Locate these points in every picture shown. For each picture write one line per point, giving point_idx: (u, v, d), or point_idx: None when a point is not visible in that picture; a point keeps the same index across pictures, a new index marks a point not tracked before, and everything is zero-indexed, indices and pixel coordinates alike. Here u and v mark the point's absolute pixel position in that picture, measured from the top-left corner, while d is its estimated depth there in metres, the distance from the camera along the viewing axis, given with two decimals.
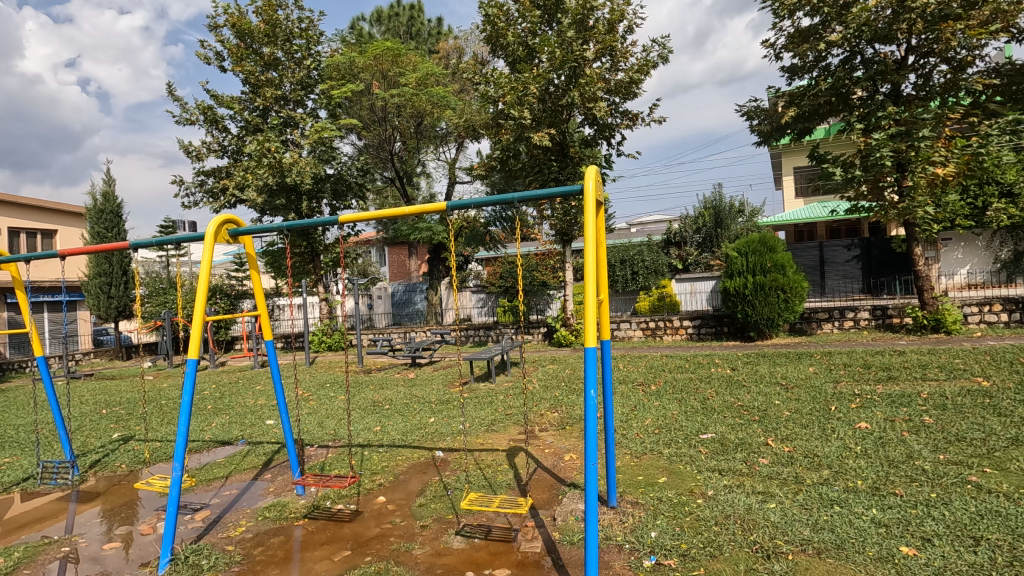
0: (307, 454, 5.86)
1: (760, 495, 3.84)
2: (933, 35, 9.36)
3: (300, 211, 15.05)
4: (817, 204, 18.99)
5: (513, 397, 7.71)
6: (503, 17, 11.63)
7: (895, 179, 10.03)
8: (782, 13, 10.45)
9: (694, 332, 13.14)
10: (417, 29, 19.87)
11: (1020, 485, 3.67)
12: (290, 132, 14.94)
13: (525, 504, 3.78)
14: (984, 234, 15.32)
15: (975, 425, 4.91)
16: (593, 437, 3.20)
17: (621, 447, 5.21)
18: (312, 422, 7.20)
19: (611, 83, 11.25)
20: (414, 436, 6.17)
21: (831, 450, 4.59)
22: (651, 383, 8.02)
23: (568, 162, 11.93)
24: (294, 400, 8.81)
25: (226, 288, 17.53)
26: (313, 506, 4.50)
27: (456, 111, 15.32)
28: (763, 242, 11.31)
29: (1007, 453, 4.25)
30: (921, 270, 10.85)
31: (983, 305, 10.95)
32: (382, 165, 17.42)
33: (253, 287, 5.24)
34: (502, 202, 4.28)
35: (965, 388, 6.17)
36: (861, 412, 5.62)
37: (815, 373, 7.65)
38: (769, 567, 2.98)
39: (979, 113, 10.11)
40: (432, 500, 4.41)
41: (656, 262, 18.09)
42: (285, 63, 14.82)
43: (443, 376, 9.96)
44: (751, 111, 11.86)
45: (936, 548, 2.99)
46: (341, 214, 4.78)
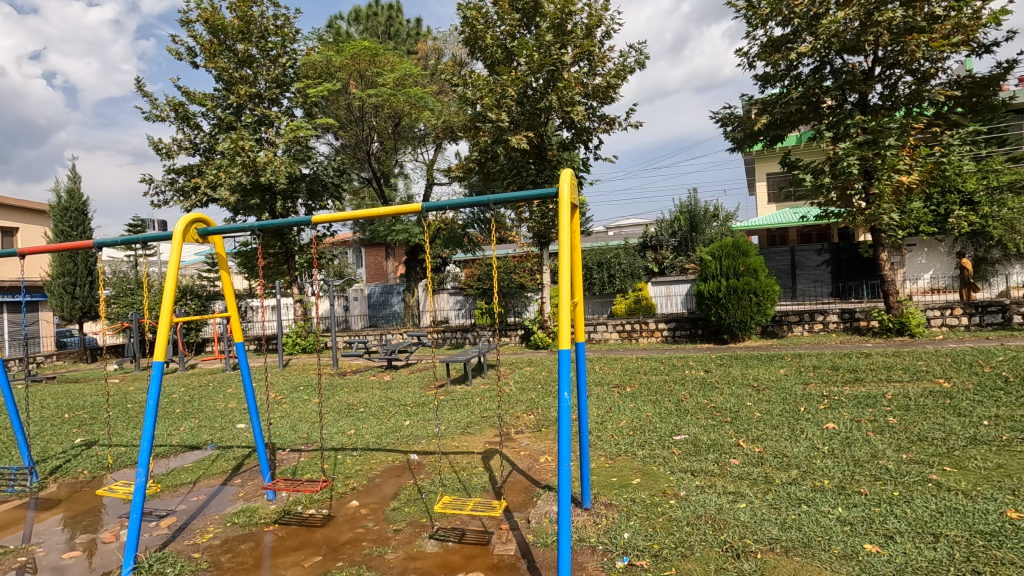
0: (279, 458, 5.76)
1: (731, 495, 3.90)
2: (899, 47, 9.67)
3: (274, 211, 14.82)
4: (789, 210, 19.42)
5: (489, 399, 7.71)
6: (481, 20, 11.62)
7: (862, 187, 10.32)
8: (755, 22, 10.68)
9: (669, 334, 13.29)
10: (395, 29, 19.80)
11: (977, 483, 3.80)
12: (264, 130, 14.71)
13: (499, 506, 3.77)
14: (947, 239, 15.94)
15: (937, 425, 5.08)
16: (566, 440, 3.21)
17: (595, 449, 5.25)
18: (284, 425, 7.08)
19: (589, 87, 11.32)
20: (389, 439, 6.12)
21: (800, 450, 4.69)
22: (626, 385, 8.09)
23: (546, 165, 11.98)
24: (266, 403, 8.66)
25: (196, 288, 17.14)
26: (284, 512, 4.42)
27: (434, 112, 15.25)
28: (736, 247, 11.50)
29: (965, 452, 4.40)
30: (887, 275, 11.17)
31: (944, 309, 11.34)
32: (359, 166, 17.28)
33: (223, 288, 5.12)
34: (479, 204, 4.26)
35: (927, 389, 6.41)
36: (829, 412, 5.77)
37: (786, 374, 7.84)
38: (738, 566, 3.03)
39: (942, 123, 10.47)
40: (406, 504, 4.38)
41: (632, 265, 18.28)
42: (259, 60, 14.59)
43: (419, 378, 9.89)
44: (725, 118, 12.06)
45: (897, 544, 3.07)
46: (316, 214, 4.71)
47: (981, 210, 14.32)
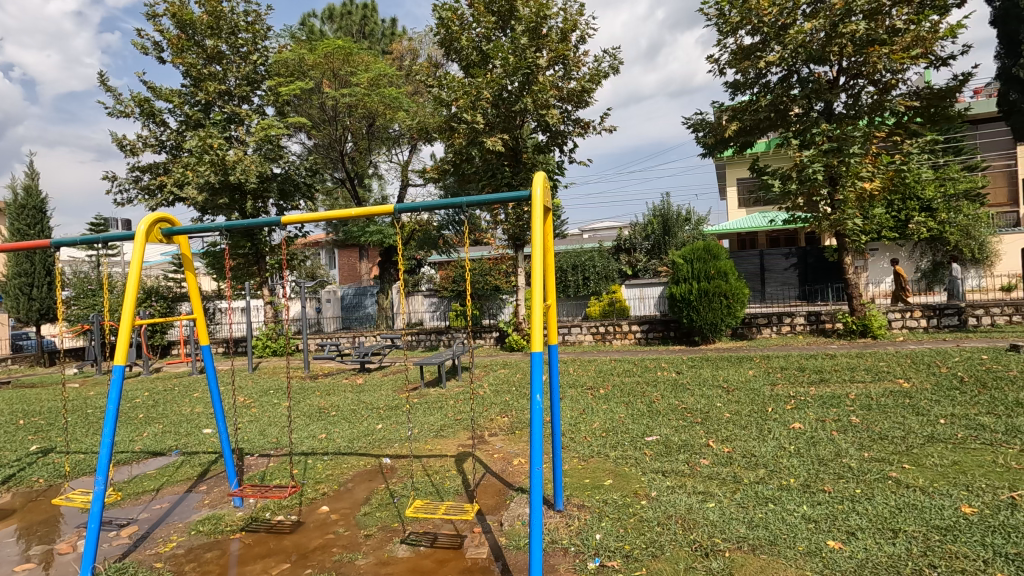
0: (247, 463, 5.63)
1: (700, 495, 3.96)
2: (862, 58, 9.98)
3: (244, 210, 14.51)
4: (758, 214, 19.85)
5: (463, 402, 7.68)
6: (457, 21, 11.60)
7: (828, 193, 10.62)
8: (726, 31, 10.89)
9: (642, 336, 13.44)
10: (370, 29, 19.63)
11: (934, 480, 3.95)
12: (234, 129, 14.40)
13: (471, 510, 3.75)
14: (907, 244, 16.19)
15: (897, 424, 5.25)
16: (539, 442, 3.21)
17: (568, 451, 5.27)
18: (252, 430, 6.92)
19: (564, 91, 11.40)
20: (361, 443, 6.04)
21: (767, 450, 4.79)
22: (600, 387, 8.14)
23: (521, 167, 12.04)
24: (234, 407, 8.45)
25: (162, 289, 16.64)
26: (251, 519, 4.32)
27: (409, 113, 15.14)
28: (707, 250, 11.71)
29: (923, 450, 4.57)
30: (851, 278, 11.52)
31: (905, 311, 11.75)
32: (332, 166, 17.06)
33: (189, 290, 4.99)
34: (452, 206, 4.24)
35: (888, 389, 6.62)
36: (795, 412, 5.92)
37: (754, 375, 8.01)
38: (706, 565, 3.08)
39: (903, 133, 10.85)
40: (377, 508, 4.32)
41: (606, 268, 18.43)
42: (229, 56, 14.27)
43: (393, 381, 9.79)
44: (697, 124, 12.26)
45: (859, 540, 3.17)
46: (287, 214, 4.63)
47: (940, 216, 15.07)
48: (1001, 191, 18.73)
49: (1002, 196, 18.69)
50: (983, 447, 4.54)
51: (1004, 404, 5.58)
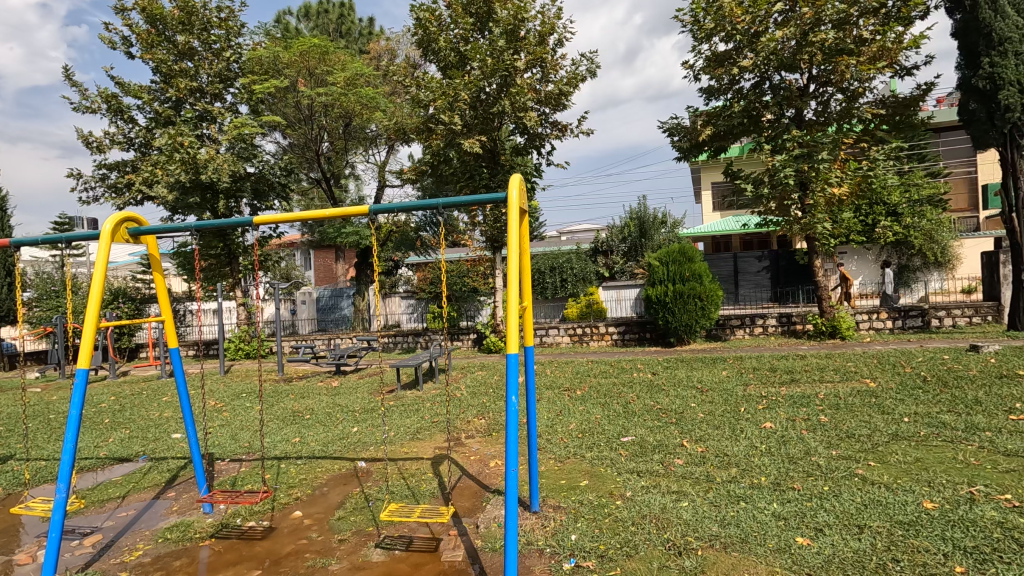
0: (217, 469, 5.51)
1: (673, 494, 4.01)
2: (831, 67, 10.26)
3: (216, 210, 14.19)
4: (731, 218, 20.22)
5: (440, 404, 7.64)
6: (435, 22, 11.55)
7: (798, 198, 10.88)
8: (700, 37, 11.08)
9: (618, 338, 13.55)
10: (347, 28, 19.47)
11: (898, 476, 4.07)
12: (206, 126, 14.10)
13: (447, 512, 3.74)
14: (874, 248, 16.65)
15: (863, 423, 5.39)
16: (514, 444, 3.21)
17: (545, 452, 5.29)
18: (224, 434, 6.77)
19: (541, 94, 11.44)
20: (335, 447, 5.95)
21: (740, 449, 4.87)
22: (577, 389, 8.20)
23: (498, 169, 12.04)
24: (204, 411, 8.25)
25: (130, 291, 16.18)
26: (222, 525, 4.24)
27: (386, 113, 15.03)
28: (682, 253, 11.89)
29: (887, 448, 4.70)
30: (820, 281, 11.82)
31: (871, 312, 12.09)
32: (308, 166, 16.84)
33: (157, 292, 4.87)
34: (428, 207, 4.22)
35: (855, 389, 6.80)
36: (767, 412, 6.03)
37: (727, 376, 8.13)
38: (680, 563, 3.12)
39: (870, 139, 11.16)
40: (351, 513, 4.27)
41: (584, 270, 18.53)
42: (201, 53, 13.96)
43: (369, 383, 9.69)
44: (672, 128, 12.42)
45: (826, 537, 3.24)
46: (260, 214, 4.55)
47: (904, 220, 15.59)
48: (962, 197, 19.39)
49: (963, 202, 19.35)
50: (944, 445, 4.70)
51: (965, 403, 5.77)
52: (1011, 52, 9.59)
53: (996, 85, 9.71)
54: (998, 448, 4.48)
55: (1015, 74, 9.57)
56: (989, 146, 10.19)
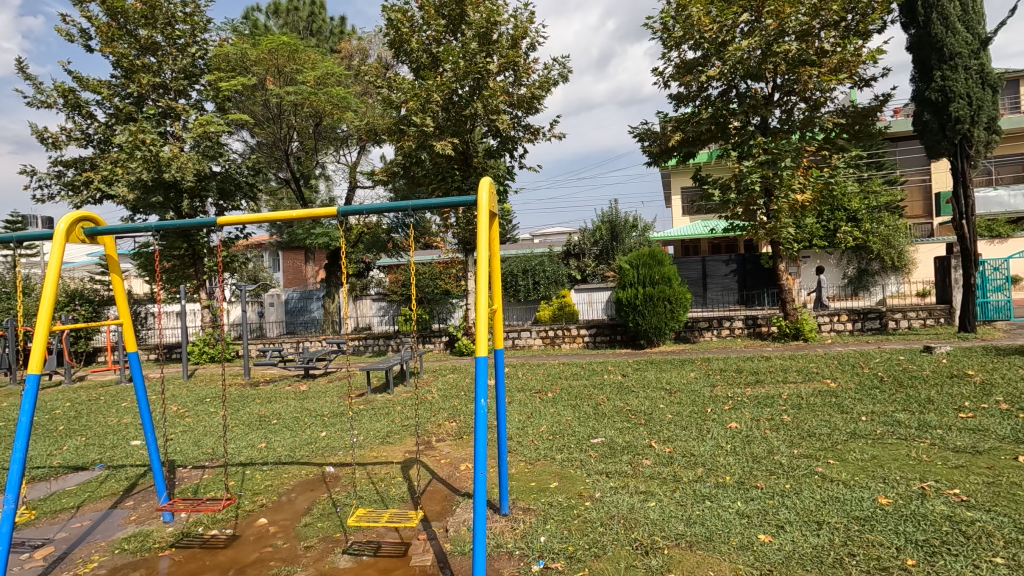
0: (179, 476, 5.35)
1: (641, 495, 4.07)
2: (794, 77, 10.58)
3: (180, 210, 13.78)
4: (700, 222, 20.60)
5: (411, 407, 7.59)
6: (407, 23, 11.47)
7: (764, 203, 11.16)
8: (670, 45, 11.29)
9: (590, 340, 13.66)
10: (318, 26, 19.32)
11: (855, 474, 4.21)
12: (169, 124, 13.71)
13: (416, 516, 3.72)
14: (835, 252, 17.09)
15: (823, 422, 5.56)
16: (483, 446, 3.21)
17: (515, 455, 5.29)
18: (186, 440, 6.58)
19: (514, 97, 11.48)
20: (303, 452, 5.85)
21: (706, 449, 4.98)
22: (548, 391, 8.23)
23: (471, 171, 12.01)
24: (166, 417, 7.99)
25: (87, 293, 15.59)
26: (183, 534, 4.12)
27: (358, 114, 14.85)
28: (652, 256, 12.07)
29: (846, 445, 4.87)
30: (784, 284, 12.16)
31: (833, 315, 12.49)
32: (276, 165, 16.54)
33: (116, 294, 4.71)
34: (397, 210, 4.19)
35: (817, 389, 7.02)
36: (732, 412, 6.17)
37: (695, 377, 8.29)
38: (646, 563, 3.16)
39: (830, 148, 11.51)
40: (318, 519, 4.20)
41: (556, 272, 18.61)
42: (165, 48, 13.56)
43: (339, 387, 9.53)
44: (643, 133, 12.60)
45: (787, 533, 3.33)
46: (225, 214, 4.46)
47: (864, 226, 16.18)
48: (917, 204, 20.16)
49: (918, 209, 20.14)
50: (899, 442, 4.88)
51: (919, 402, 6.00)
52: (961, 66, 10.08)
53: (947, 97, 10.19)
54: (948, 445, 4.67)
55: (965, 87, 10.08)
56: (941, 155, 10.61)
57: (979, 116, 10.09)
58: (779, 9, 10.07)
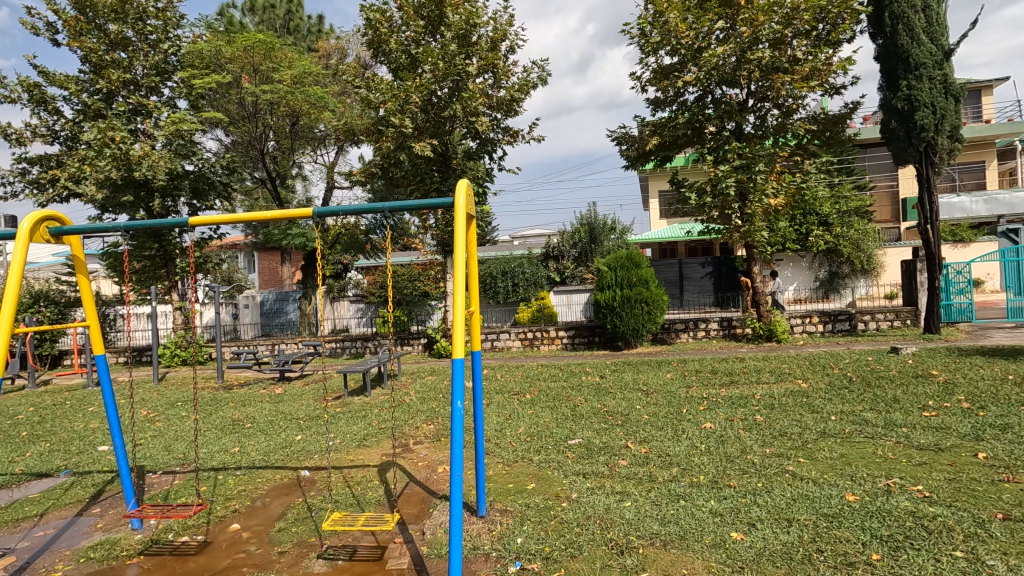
0: (148, 482, 5.23)
1: (617, 495, 4.11)
2: (767, 84, 10.83)
3: (151, 209, 13.45)
4: (677, 225, 20.89)
5: (388, 410, 7.54)
6: (386, 24, 11.41)
7: (738, 207, 11.38)
8: (647, 50, 11.44)
9: (568, 342, 13.72)
10: (295, 24, 19.10)
11: (824, 471, 4.32)
12: (140, 121, 13.38)
13: (392, 520, 3.70)
14: (807, 255, 17.52)
15: (794, 421, 5.68)
16: (459, 448, 3.20)
17: (493, 456, 5.30)
18: (156, 445, 6.43)
19: (493, 99, 11.49)
20: (278, 456, 5.77)
21: (681, 449, 5.05)
22: (527, 392, 8.25)
23: (449, 173, 11.97)
24: (135, 422, 7.79)
25: (53, 294, 15.11)
26: (152, 541, 4.02)
27: (335, 114, 14.71)
28: (630, 258, 12.22)
29: (816, 444, 4.99)
30: (758, 287, 12.39)
31: (805, 317, 12.79)
32: (251, 165, 16.28)
33: (82, 296, 4.58)
34: (375, 210, 4.16)
35: (789, 389, 7.17)
36: (707, 413, 6.29)
37: (671, 378, 8.40)
38: (621, 563, 3.19)
39: (802, 153, 11.76)
40: (293, 524, 4.15)
41: (536, 274, 18.64)
42: (136, 43, 13.24)
43: (315, 390, 9.42)
44: (621, 137, 12.74)
45: (758, 531, 3.41)
46: (197, 214, 4.38)
47: (834, 230, 16.62)
48: (886, 209, 20.76)
49: (886, 213, 20.71)
50: (866, 441, 5.02)
51: (885, 402, 6.17)
52: (925, 76, 10.43)
53: (912, 106, 10.52)
54: (912, 442, 4.82)
55: (929, 96, 10.43)
56: (907, 162, 10.95)
57: (942, 125, 10.44)
58: (753, 17, 10.28)
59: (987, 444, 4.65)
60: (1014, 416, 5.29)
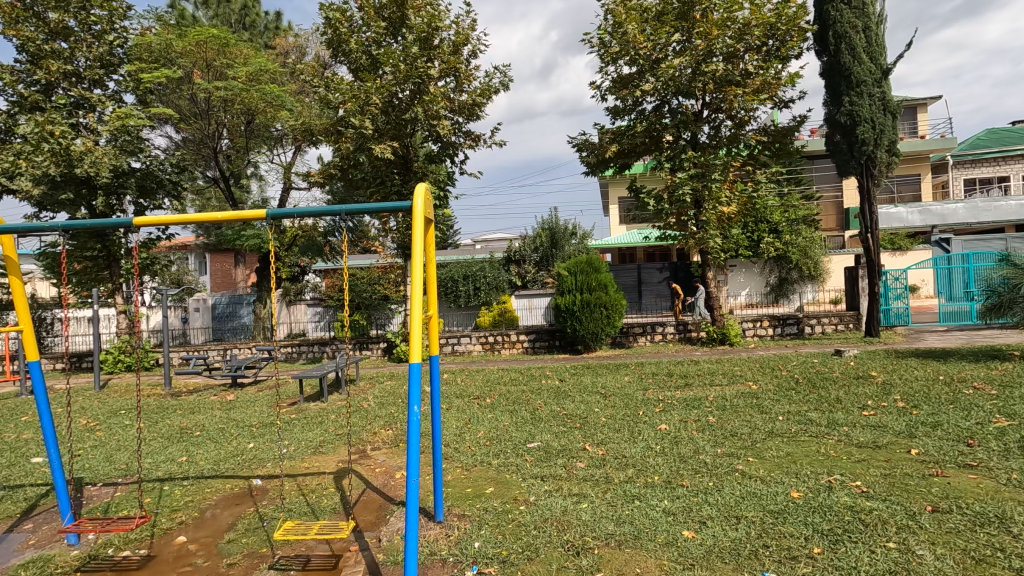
0: (87, 495, 4.96)
1: (575, 497, 4.17)
2: (721, 96, 11.22)
3: (93, 207, 12.79)
4: (636, 231, 21.37)
5: (345, 416, 7.40)
6: (346, 23, 11.24)
7: (694, 214, 11.73)
8: (607, 59, 11.66)
9: (529, 346, 13.80)
10: (251, 20, 18.64)
11: (771, 469, 4.50)
12: (83, 115, 12.73)
13: (347, 527, 3.64)
14: (759, 261, 18.18)
15: (745, 422, 5.89)
16: (416, 454, 3.18)
17: (452, 461, 5.28)
18: (96, 456, 6.10)
19: (455, 103, 11.47)
20: (228, 465, 5.57)
21: (637, 450, 5.17)
22: (487, 397, 8.24)
23: (410, 176, 11.88)
24: (73, 432, 7.37)
25: None
26: (89, 557, 3.82)
27: (293, 113, 14.37)
28: (589, 263, 12.43)
29: (764, 443, 5.18)
30: (712, 291, 12.77)
31: (756, 321, 13.26)
32: (203, 163, 15.71)
33: (14, 298, 4.31)
34: (333, 213, 4.10)
35: (740, 391, 7.42)
36: (662, 414, 6.45)
37: (629, 381, 8.56)
38: (577, 563, 3.24)
39: (754, 164, 12.20)
40: (243, 534, 4.02)
41: (497, 278, 18.43)
42: (78, 34, 12.61)
43: (269, 396, 9.15)
44: (581, 144, 12.95)
45: (709, 529, 3.51)
46: (142, 215, 4.20)
47: (784, 237, 17.31)
48: (831, 218, 21.77)
49: (832, 222, 21.72)
50: (811, 439, 5.25)
51: (829, 402, 6.47)
52: (865, 93, 11.02)
53: (854, 121, 11.10)
54: (853, 441, 5.07)
55: (869, 113, 11.04)
56: (850, 174, 11.52)
57: (881, 140, 11.06)
58: (707, 30, 10.63)
59: (920, 441, 4.94)
60: (943, 414, 5.63)
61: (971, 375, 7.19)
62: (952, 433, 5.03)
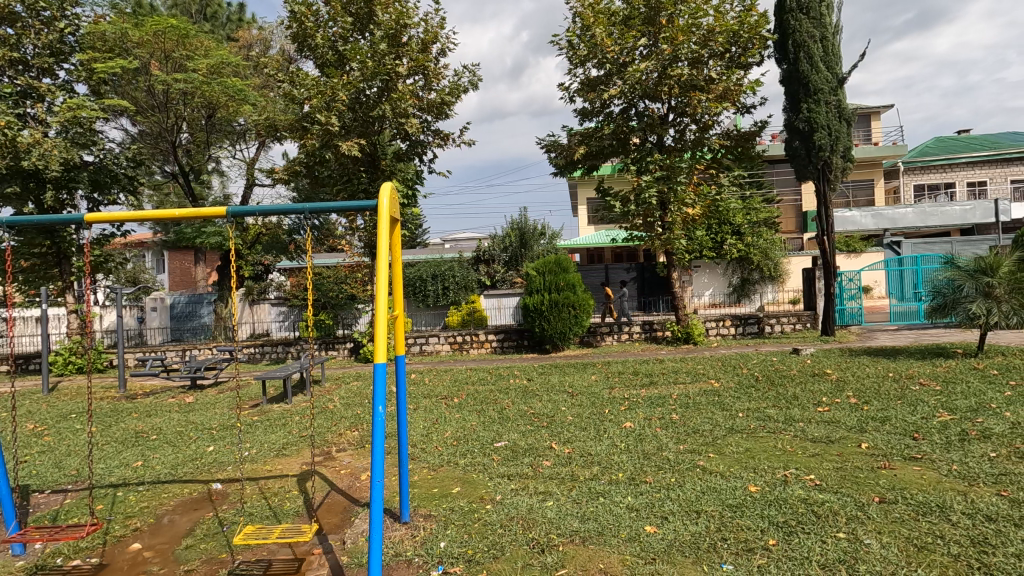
0: (34, 503, 4.75)
1: (540, 495, 4.21)
2: (685, 100, 11.47)
3: (41, 202, 12.24)
4: (603, 232, 21.64)
5: (310, 418, 7.26)
6: (311, 18, 11.02)
7: (660, 215, 11.95)
8: (575, 62, 11.77)
9: (497, 345, 13.85)
10: (213, 11, 18.17)
11: (731, 465, 4.63)
12: (30, 105, 12.14)
13: (310, 530, 3.58)
14: (722, 262, 18.66)
15: (706, 419, 6.06)
16: (381, 454, 3.16)
17: (418, 461, 5.25)
18: (44, 462, 5.83)
19: (423, 101, 11.38)
20: (187, 469, 5.41)
21: (603, 448, 5.24)
22: (455, 396, 8.24)
23: (378, 174, 11.72)
24: (18, 437, 7.03)
25: None
26: (37, 567, 3.67)
27: (256, 107, 14.03)
28: (558, 263, 12.51)
29: (724, 440, 5.32)
30: (677, 292, 13.01)
31: (719, 320, 13.60)
32: (161, 158, 15.19)
33: None
34: (296, 212, 4.03)
35: (703, 389, 7.62)
36: (628, 412, 6.56)
37: (596, 380, 8.67)
38: (542, 561, 3.28)
39: (717, 167, 12.49)
40: (201, 540, 3.92)
41: (466, 278, 18.29)
42: (26, 19, 12.03)
43: (230, 398, 8.91)
44: (550, 145, 13.03)
45: (670, 523, 3.60)
46: (93, 211, 4.05)
47: (746, 239, 17.79)
48: (790, 221, 22.48)
49: (791, 225, 22.44)
50: (768, 435, 5.43)
51: (787, 399, 6.69)
52: (822, 101, 11.43)
53: (812, 127, 11.49)
54: (807, 436, 5.26)
55: (825, 119, 11.45)
56: (808, 178, 11.93)
57: (836, 146, 11.49)
58: (673, 36, 10.85)
59: (870, 435, 5.16)
60: (892, 409, 5.90)
61: (918, 372, 7.53)
62: (899, 428, 5.28)
